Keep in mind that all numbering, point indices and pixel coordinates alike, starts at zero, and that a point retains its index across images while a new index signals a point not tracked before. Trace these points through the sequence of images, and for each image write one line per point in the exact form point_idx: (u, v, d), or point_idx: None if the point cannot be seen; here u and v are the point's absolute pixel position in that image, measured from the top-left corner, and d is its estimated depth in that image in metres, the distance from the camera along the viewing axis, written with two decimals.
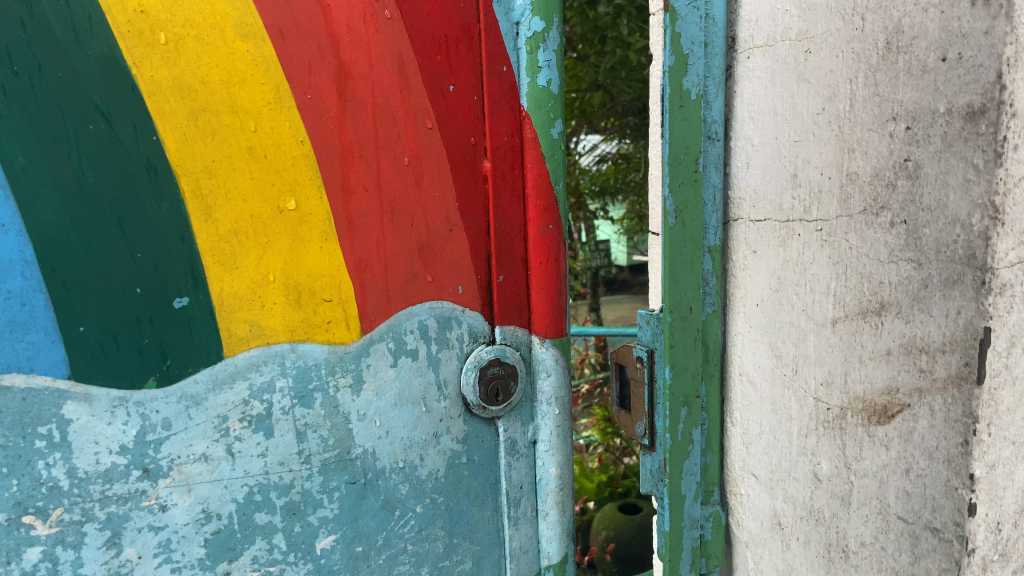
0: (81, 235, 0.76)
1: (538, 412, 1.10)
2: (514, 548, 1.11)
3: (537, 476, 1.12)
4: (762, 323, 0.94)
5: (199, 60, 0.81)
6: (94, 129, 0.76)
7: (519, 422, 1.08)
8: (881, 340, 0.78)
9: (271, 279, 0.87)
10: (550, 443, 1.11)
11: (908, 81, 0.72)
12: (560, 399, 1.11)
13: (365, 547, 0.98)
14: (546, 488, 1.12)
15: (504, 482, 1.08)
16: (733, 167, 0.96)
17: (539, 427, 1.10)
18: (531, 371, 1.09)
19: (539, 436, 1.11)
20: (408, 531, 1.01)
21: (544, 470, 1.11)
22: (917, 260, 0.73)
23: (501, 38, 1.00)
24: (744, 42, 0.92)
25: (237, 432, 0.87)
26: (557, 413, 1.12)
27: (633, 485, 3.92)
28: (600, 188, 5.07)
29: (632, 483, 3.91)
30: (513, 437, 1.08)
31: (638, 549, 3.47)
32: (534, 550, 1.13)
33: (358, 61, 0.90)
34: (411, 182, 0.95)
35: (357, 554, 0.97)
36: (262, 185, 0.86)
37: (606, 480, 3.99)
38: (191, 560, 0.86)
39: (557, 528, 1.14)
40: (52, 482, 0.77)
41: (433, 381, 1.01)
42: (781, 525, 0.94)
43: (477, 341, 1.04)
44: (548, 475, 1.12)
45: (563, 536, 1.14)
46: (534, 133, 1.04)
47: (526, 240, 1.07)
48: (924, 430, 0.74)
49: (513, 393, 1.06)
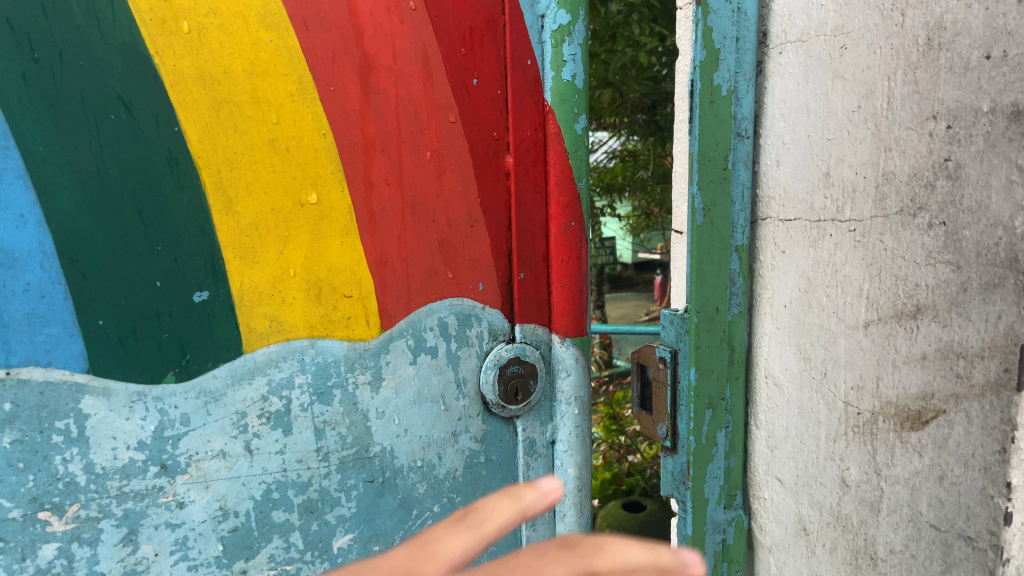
0: (102, 227, 0.75)
1: (556, 412, 1.09)
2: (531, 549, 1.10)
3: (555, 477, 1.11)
4: (790, 325, 0.92)
5: (222, 49, 0.79)
6: (116, 119, 0.75)
7: (538, 422, 1.08)
8: (916, 345, 0.76)
9: (291, 274, 0.86)
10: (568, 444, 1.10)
11: (950, 79, 0.70)
12: (580, 398, 1.10)
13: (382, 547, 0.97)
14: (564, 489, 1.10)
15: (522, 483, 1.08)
16: (762, 164, 0.94)
17: (557, 426, 1.09)
18: (550, 370, 1.08)
19: (557, 436, 1.10)
20: None
21: (563, 471, 1.10)
22: (956, 263, 0.71)
23: (526, 31, 0.99)
24: (776, 38, 0.90)
25: (255, 428, 0.85)
26: (576, 413, 1.10)
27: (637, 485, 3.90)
28: (607, 184, 5.07)
29: (637, 482, 3.90)
30: (532, 437, 1.08)
31: None
32: None
33: (382, 53, 0.89)
34: (432, 176, 0.95)
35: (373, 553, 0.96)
36: (283, 178, 0.84)
37: (610, 478, 3.99)
38: (208, 558, 0.84)
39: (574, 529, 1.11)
40: (69, 478, 0.75)
41: (452, 380, 1.00)
42: (805, 530, 0.92)
43: (496, 340, 1.03)
44: (566, 476, 1.10)
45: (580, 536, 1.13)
46: (557, 128, 1.03)
47: (547, 237, 1.06)
48: (959, 437, 0.72)
49: (532, 392, 1.06)
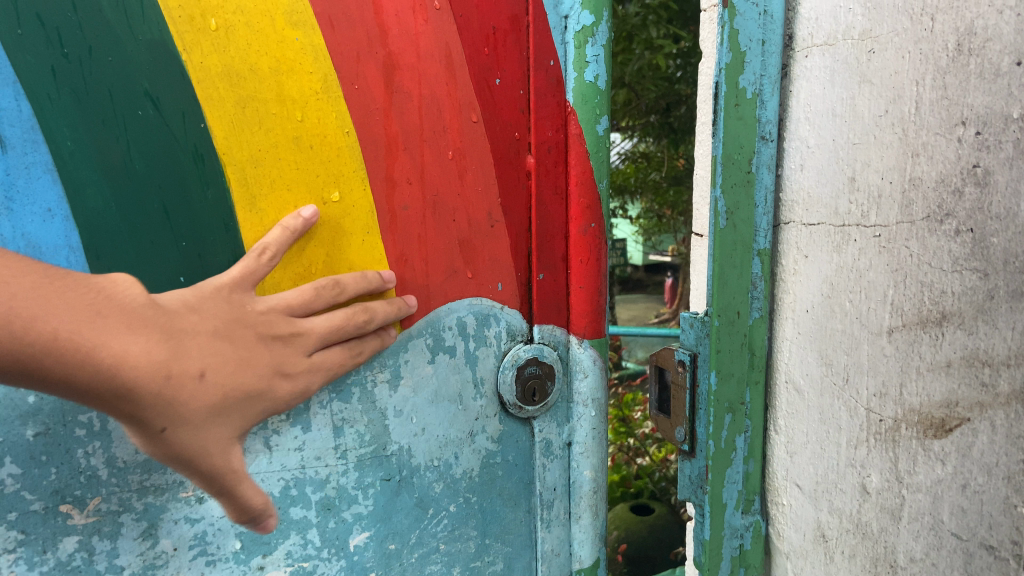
0: (127, 222, 0.76)
1: (573, 413, 1.08)
2: (546, 550, 1.09)
3: (571, 478, 1.09)
4: (812, 330, 0.91)
5: (248, 46, 0.79)
6: (143, 115, 0.75)
7: (555, 423, 1.06)
8: (941, 352, 0.75)
9: (314, 271, 0.86)
10: (583, 445, 1.09)
11: (979, 84, 0.69)
12: (597, 400, 1.08)
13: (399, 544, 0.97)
14: (579, 491, 1.09)
15: (537, 484, 1.07)
16: (786, 168, 0.93)
17: (573, 428, 1.08)
18: (568, 371, 1.06)
19: (574, 437, 1.08)
20: (441, 530, 1.01)
21: (578, 473, 1.09)
22: (984, 270, 0.70)
23: (550, 31, 0.97)
24: (802, 41, 0.90)
25: (275, 425, 0.85)
26: (593, 415, 1.09)
27: (646, 487, 3.90)
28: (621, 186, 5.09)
29: (645, 485, 3.91)
30: (548, 438, 1.06)
31: (650, 551, 3.45)
32: (565, 553, 1.11)
33: (406, 52, 0.88)
34: (453, 176, 0.94)
35: (389, 551, 0.96)
36: (306, 175, 0.84)
37: (619, 480, 4.00)
38: (226, 554, 0.85)
39: (590, 532, 1.11)
40: (90, 471, 0.76)
41: (468, 379, 0.99)
42: (824, 537, 0.91)
43: (514, 340, 1.02)
44: (582, 477, 1.09)
45: (596, 539, 1.12)
46: (580, 129, 1.01)
47: (566, 239, 1.04)
48: (983, 445, 0.71)
49: (549, 393, 1.04)
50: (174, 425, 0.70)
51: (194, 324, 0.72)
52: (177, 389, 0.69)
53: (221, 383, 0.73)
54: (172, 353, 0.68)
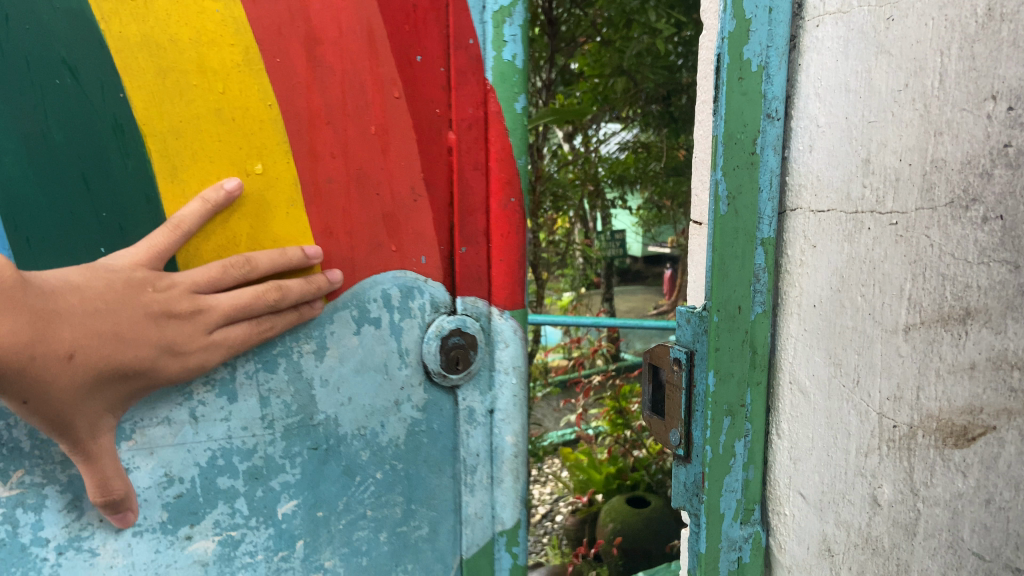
0: (45, 192, 0.75)
1: (496, 380, 1.04)
2: (469, 514, 1.06)
3: (493, 444, 1.06)
4: (819, 327, 0.83)
5: (167, 17, 0.77)
6: (59, 83, 0.74)
7: (477, 391, 1.03)
8: (964, 353, 0.67)
9: (237, 245, 0.84)
10: (504, 414, 1.04)
11: (1012, 53, 0.61)
12: (518, 368, 1.05)
13: (322, 512, 0.96)
14: (501, 455, 1.06)
15: (461, 450, 1.04)
16: (793, 149, 0.85)
17: (496, 395, 1.04)
18: (490, 341, 1.03)
19: (496, 404, 1.05)
20: (368, 496, 0.99)
21: (500, 438, 1.05)
22: (1014, 263, 0.62)
23: (467, 8, 0.93)
24: (813, 8, 0.81)
25: (199, 397, 0.84)
26: (516, 383, 1.05)
27: (643, 479, 3.91)
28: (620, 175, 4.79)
29: (641, 477, 3.91)
30: (471, 405, 1.03)
31: (645, 543, 3.43)
32: (488, 516, 1.07)
33: (327, 26, 0.85)
34: (375, 146, 0.91)
35: (315, 520, 0.95)
36: (228, 148, 0.82)
37: (614, 472, 4.00)
38: (153, 524, 0.84)
39: (512, 494, 1.07)
40: (12, 443, 0.76)
41: (395, 349, 0.97)
42: (830, 551, 0.84)
43: (438, 311, 0.99)
44: (504, 443, 1.05)
45: (518, 501, 1.08)
46: (499, 107, 0.97)
47: (487, 215, 1.00)
48: (1010, 458, 0.64)
49: (474, 361, 1.02)
50: (36, 398, 0.71)
51: (75, 306, 0.71)
52: (40, 370, 0.69)
53: (94, 363, 0.73)
54: (37, 334, 0.68)
